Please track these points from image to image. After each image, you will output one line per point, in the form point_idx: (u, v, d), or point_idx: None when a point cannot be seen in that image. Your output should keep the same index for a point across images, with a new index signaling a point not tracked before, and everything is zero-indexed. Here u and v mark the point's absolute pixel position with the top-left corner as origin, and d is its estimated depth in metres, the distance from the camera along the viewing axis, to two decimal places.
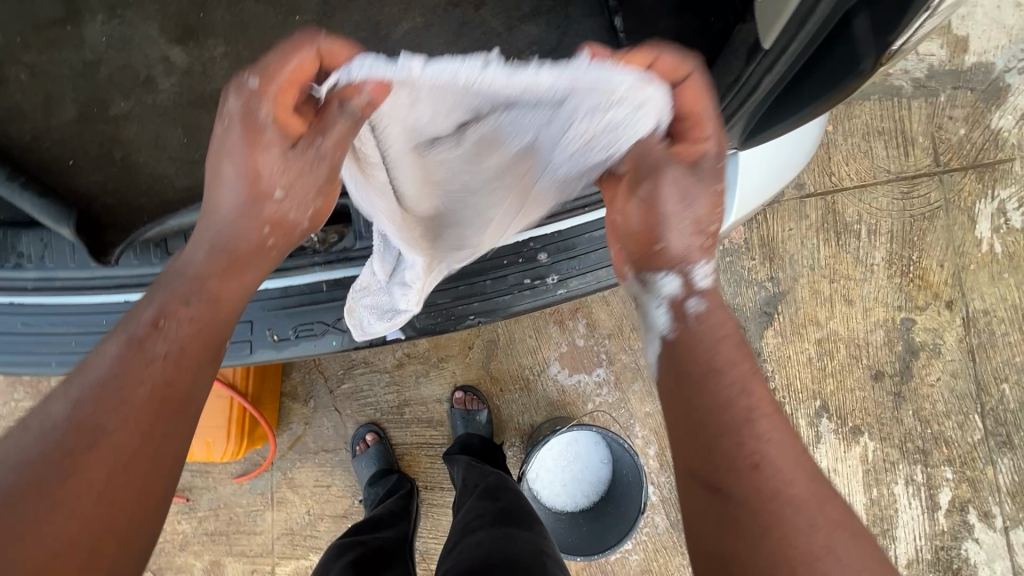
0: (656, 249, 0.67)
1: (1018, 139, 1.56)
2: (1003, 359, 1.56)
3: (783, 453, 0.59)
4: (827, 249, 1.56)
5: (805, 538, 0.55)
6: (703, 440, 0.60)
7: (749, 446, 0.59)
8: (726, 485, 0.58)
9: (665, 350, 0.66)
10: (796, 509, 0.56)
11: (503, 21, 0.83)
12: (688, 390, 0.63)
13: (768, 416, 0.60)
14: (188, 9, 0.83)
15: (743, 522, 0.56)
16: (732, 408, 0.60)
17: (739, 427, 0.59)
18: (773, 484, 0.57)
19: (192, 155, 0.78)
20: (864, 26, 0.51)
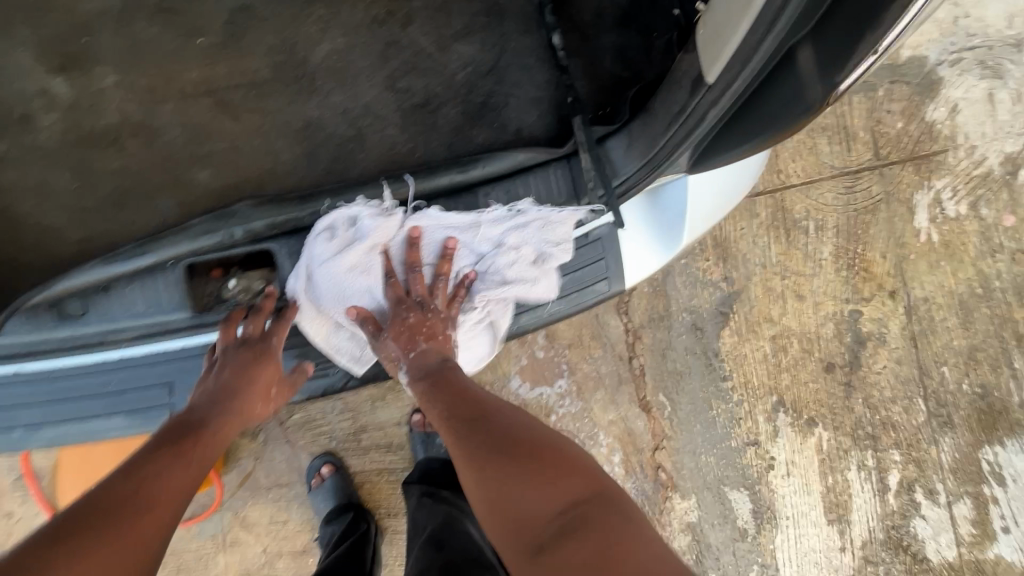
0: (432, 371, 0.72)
1: (953, 131, 1.59)
2: (943, 343, 1.58)
3: (552, 452, 0.64)
4: (777, 247, 1.57)
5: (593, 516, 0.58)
6: (498, 487, 0.62)
7: (528, 463, 0.62)
8: (542, 519, 0.58)
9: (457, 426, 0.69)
10: (579, 491, 0.60)
11: (433, 41, 0.77)
12: (482, 446, 0.65)
13: (540, 430, 0.68)
14: (71, 35, 0.75)
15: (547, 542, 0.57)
16: (509, 438, 0.65)
17: (515, 455, 0.64)
18: (488, 420, 0.68)
19: (82, 202, 0.69)
20: (809, 60, 0.47)
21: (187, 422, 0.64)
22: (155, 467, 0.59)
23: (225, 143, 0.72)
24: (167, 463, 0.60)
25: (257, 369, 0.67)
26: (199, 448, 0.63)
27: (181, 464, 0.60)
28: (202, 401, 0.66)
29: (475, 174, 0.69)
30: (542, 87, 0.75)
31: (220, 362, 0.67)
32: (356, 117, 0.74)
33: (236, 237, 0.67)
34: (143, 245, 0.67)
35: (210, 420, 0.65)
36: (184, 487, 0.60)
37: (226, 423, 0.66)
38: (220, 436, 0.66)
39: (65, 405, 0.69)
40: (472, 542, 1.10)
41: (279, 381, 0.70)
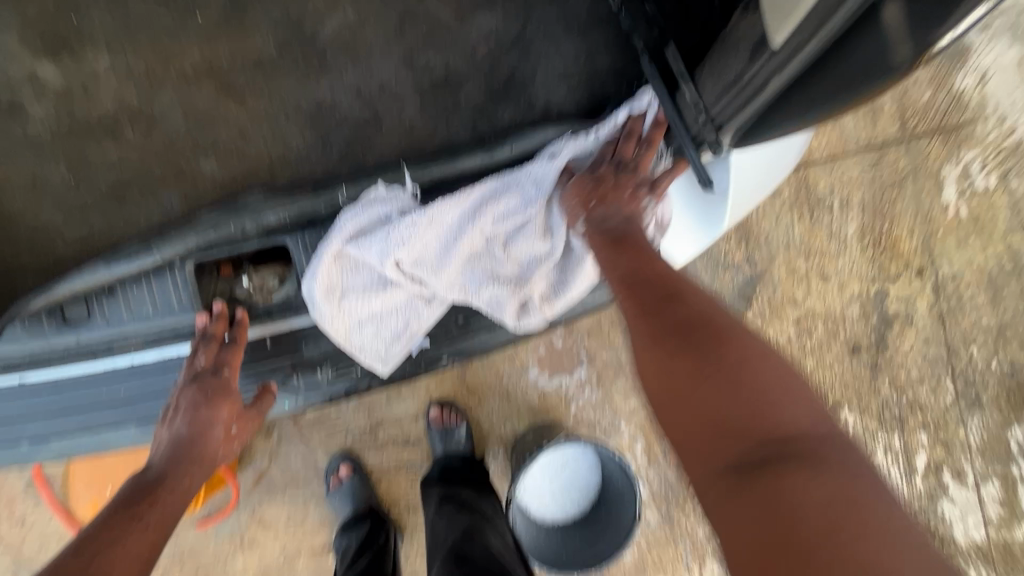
0: (612, 227, 0.64)
1: (982, 100, 1.31)
2: (972, 321, 1.32)
3: (763, 360, 0.54)
4: (802, 226, 1.32)
5: (811, 449, 0.48)
6: (682, 372, 0.54)
7: (731, 362, 0.53)
8: (727, 418, 0.50)
9: (627, 304, 0.61)
10: (794, 423, 0.49)
11: (452, 12, 0.71)
12: (662, 326, 0.58)
13: (736, 327, 0.57)
14: (58, 14, 0.69)
15: (749, 462, 0.48)
16: (697, 328, 0.56)
17: (709, 346, 0.55)
18: (671, 299, 0.59)
19: (81, 198, 0.64)
20: (897, 15, 0.41)
21: (142, 483, 0.62)
22: (113, 526, 0.57)
23: (232, 129, 0.66)
24: (121, 531, 0.57)
25: (205, 411, 0.64)
26: (159, 507, 0.61)
27: (140, 522, 0.58)
28: (158, 459, 0.63)
29: (505, 155, 0.64)
30: (571, 60, 0.69)
31: (174, 409, 0.65)
32: (371, 98, 0.68)
33: (247, 233, 0.62)
34: (143, 243, 0.61)
35: (167, 476, 0.62)
36: (142, 554, 0.57)
37: (184, 474, 0.64)
38: (182, 487, 0.63)
39: (71, 416, 0.65)
40: (494, 558, 1.08)
41: (239, 417, 0.68)
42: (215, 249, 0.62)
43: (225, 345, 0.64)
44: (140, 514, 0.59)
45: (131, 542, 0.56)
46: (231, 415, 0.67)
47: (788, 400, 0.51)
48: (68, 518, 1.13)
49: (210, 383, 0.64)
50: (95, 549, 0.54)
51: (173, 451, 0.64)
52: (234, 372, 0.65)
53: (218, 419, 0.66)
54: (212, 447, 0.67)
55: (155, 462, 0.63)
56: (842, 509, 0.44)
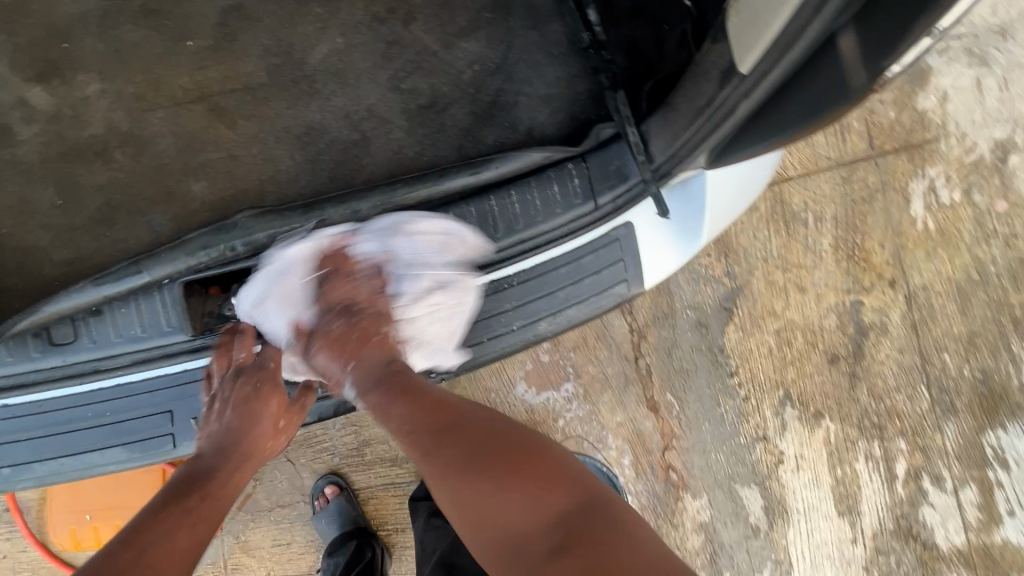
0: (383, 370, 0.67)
1: (943, 119, 1.37)
2: (944, 330, 1.36)
3: (539, 453, 0.61)
4: (778, 239, 1.37)
5: (594, 521, 0.55)
6: (483, 495, 0.58)
7: (521, 468, 0.59)
8: (524, 530, 0.55)
9: (423, 436, 0.62)
10: (575, 492, 0.58)
11: (438, 38, 0.73)
12: (459, 450, 0.60)
13: (518, 430, 0.64)
14: (50, 40, 0.70)
15: (545, 563, 0.53)
16: (488, 441, 0.61)
17: (500, 458, 0.59)
18: (456, 425, 0.62)
19: (70, 221, 0.65)
20: (851, 46, 0.44)
21: (194, 472, 0.62)
22: (168, 513, 0.56)
23: (222, 151, 0.68)
24: (176, 519, 0.56)
25: (254, 404, 0.65)
26: (211, 499, 0.61)
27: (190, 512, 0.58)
28: (209, 450, 0.64)
29: (489, 173, 0.66)
30: (552, 84, 0.72)
31: (220, 400, 0.64)
32: (360, 121, 0.70)
33: (237, 251, 0.63)
34: (133, 264, 0.62)
35: (219, 468, 0.63)
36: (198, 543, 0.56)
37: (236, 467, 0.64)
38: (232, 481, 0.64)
39: (55, 438, 0.64)
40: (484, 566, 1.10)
41: (284, 411, 0.69)
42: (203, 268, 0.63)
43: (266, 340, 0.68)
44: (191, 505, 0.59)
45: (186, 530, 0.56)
46: (275, 411, 0.68)
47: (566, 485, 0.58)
48: (44, 547, 1.09)
49: (257, 374, 0.65)
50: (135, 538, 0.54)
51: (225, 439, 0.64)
52: (278, 365, 0.68)
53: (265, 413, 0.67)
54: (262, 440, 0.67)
55: (210, 449, 0.64)
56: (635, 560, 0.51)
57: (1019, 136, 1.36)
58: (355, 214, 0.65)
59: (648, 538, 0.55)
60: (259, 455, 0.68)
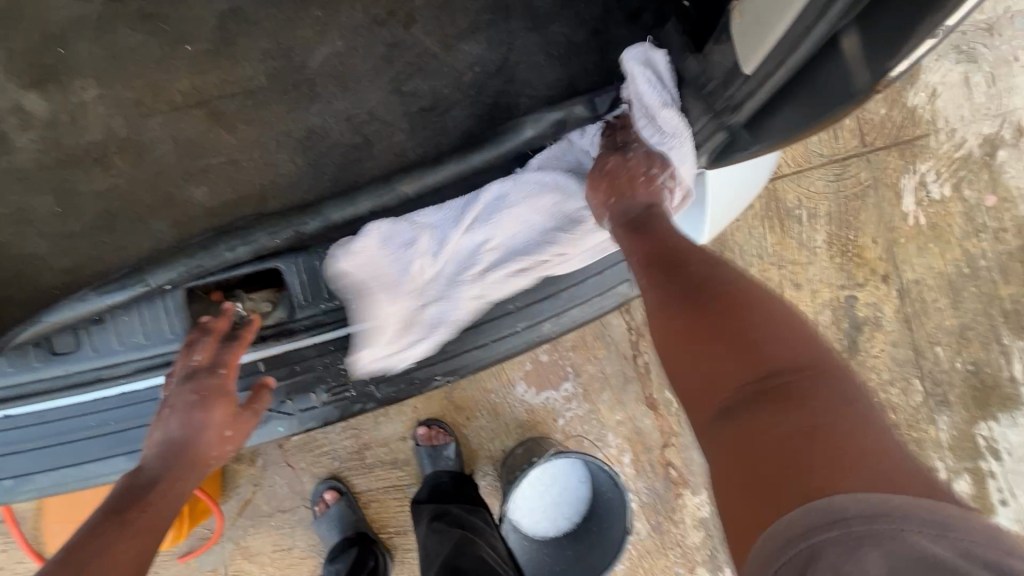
0: (632, 212, 0.64)
1: (933, 115, 1.38)
2: (935, 324, 1.38)
3: (765, 313, 0.53)
4: (773, 237, 1.38)
5: (803, 384, 0.47)
6: (680, 339, 0.55)
7: (731, 318, 0.53)
8: (724, 376, 0.50)
9: (643, 272, 0.60)
10: (796, 354, 0.49)
11: (437, 41, 0.73)
12: (665, 288, 0.58)
13: (746, 286, 0.56)
14: (44, 46, 0.69)
15: (737, 409, 0.49)
16: (699, 289, 0.56)
17: (711, 304, 0.54)
18: (678, 260, 0.59)
19: (69, 228, 0.64)
20: (855, 48, 0.45)
21: (139, 479, 0.58)
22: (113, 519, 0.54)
23: (222, 156, 0.67)
24: (114, 537, 0.52)
25: (199, 414, 0.60)
26: (152, 512, 0.56)
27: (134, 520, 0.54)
28: (151, 459, 0.59)
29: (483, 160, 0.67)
30: (553, 85, 0.72)
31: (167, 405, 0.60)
32: (361, 124, 0.70)
33: (239, 255, 0.63)
34: (135, 270, 0.62)
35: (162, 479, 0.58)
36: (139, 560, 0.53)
37: (178, 475, 0.59)
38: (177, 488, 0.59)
39: (57, 450, 0.63)
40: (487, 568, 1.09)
41: (232, 420, 0.62)
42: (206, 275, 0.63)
43: (223, 342, 0.62)
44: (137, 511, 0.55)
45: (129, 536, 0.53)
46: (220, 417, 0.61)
47: (795, 345, 0.50)
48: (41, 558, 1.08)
49: (206, 382, 0.60)
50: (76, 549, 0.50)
51: (167, 446, 0.59)
52: (229, 373, 0.61)
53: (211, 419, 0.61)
54: (208, 445, 0.61)
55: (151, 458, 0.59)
56: (835, 441, 0.43)
57: (1006, 131, 1.39)
58: (356, 211, 0.65)
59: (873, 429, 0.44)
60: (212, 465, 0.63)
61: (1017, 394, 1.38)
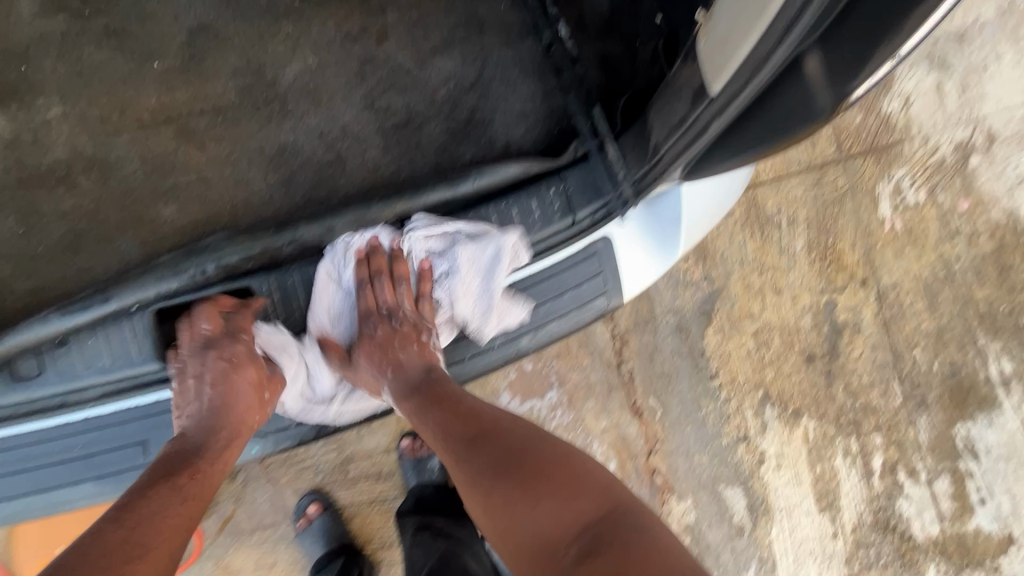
0: (418, 383, 0.67)
1: (907, 123, 1.41)
2: (914, 327, 1.40)
3: (568, 470, 0.59)
4: (753, 243, 1.39)
5: (613, 534, 0.53)
6: (506, 512, 0.57)
7: (543, 484, 0.57)
8: (552, 537, 0.54)
9: (455, 450, 0.63)
10: (597, 507, 0.56)
11: (411, 56, 0.73)
12: (479, 470, 0.60)
13: (543, 444, 0.62)
14: (9, 64, 0.68)
15: (571, 573, 0.51)
16: (512, 460, 0.60)
17: (523, 475, 0.58)
18: (490, 432, 0.63)
19: (33, 248, 0.63)
20: (817, 69, 0.45)
21: (181, 449, 0.58)
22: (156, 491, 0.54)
23: (192, 174, 0.66)
24: (164, 499, 0.54)
25: (231, 377, 0.61)
26: (200, 480, 0.58)
27: (176, 494, 0.55)
28: (193, 425, 0.60)
29: (468, 190, 0.66)
30: (527, 101, 0.72)
31: (196, 374, 0.60)
32: (334, 140, 0.69)
33: (208, 274, 0.62)
34: (101, 291, 0.61)
35: (207, 447, 0.59)
36: (187, 525, 0.54)
37: (223, 444, 0.61)
38: (221, 460, 0.61)
39: (21, 476, 0.62)
40: None
41: (267, 382, 0.64)
42: (175, 295, 0.62)
43: (236, 307, 0.61)
44: (172, 487, 0.55)
45: (166, 507, 0.53)
46: (249, 380, 0.62)
47: (591, 494, 0.57)
48: None
49: (232, 347, 0.60)
50: (121, 521, 0.51)
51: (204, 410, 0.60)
52: (253, 336, 0.61)
53: (245, 383, 0.62)
54: (249, 406, 0.63)
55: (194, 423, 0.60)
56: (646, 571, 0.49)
57: (977, 138, 1.41)
58: (330, 234, 0.64)
59: (672, 547, 0.53)
60: (252, 427, 0.64)
61: (994, 395, 1.39)
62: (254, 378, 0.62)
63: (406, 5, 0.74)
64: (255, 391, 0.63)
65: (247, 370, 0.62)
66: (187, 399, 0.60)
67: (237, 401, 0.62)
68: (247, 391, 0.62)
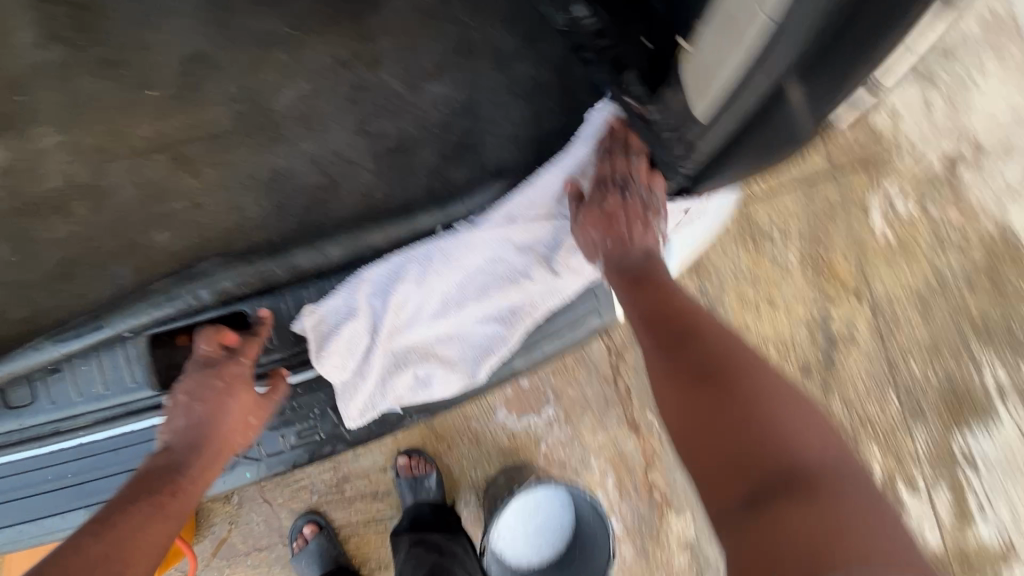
0: (634, 268, 0.66)
1: (895, 135, 1.42)
2: (907, 337, 1.40)
3: (775, 395, 0.54)
4: (747, 256, 1.39)
5: (824, 482, 0.48)
6: (690, 412, 0.56)
7: (738, 399, 0.53)
8: (745, 451, 0.51)
9: (649, 341, 0.62)
10: (801, 452, 0.50)
11: (403, 81, 0.74)
12: (675, 364, 0.59)
13: (752, 365, 0.57)
14: (5, 94, 0.69)
15: (753, 495, 0.49)
16: (710, 369, 0.57)
17: (722, 384, 0.55)
18: (692, 334, 0.61)
19: (27, 276, 0.64)
20: (797, 96, 0.46)
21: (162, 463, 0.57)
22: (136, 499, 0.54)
23: (187, 200, 0.67)
24: (140, 514, 0.53)
25: (225, 399, 0.59)
26: (179, 499, 0.56)
27: (152, 509, 0.54)
28: (177, 441, 0.58)
29: (460, 214, 0.67)
30: (518, 123, 0.73)
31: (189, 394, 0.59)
32: (327, 164, 0.70)
33: (202, 299, 0.62)
34: (98, 318, 0.61)
35: (190, 464, 0.58)
36: (159, 546, 0.53)
37: (205, 464, 0.59)
38: (202, 479, 0.59)
39: (13, 504, 0.62)
40: None
41: (254, 407, 0.62)
42: (169, 320, 0.62)
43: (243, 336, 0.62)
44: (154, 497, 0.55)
45: (145, 519, 0.53)
46: (240, 399, 0.60)
47: (802, 428, 0.51)
48: None
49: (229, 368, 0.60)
50: (93, 538, 0.50)
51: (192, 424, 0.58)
52: (250, 358, 0.61)
53: (237, 404, 0.60)
54: (237, 426, 0.61)
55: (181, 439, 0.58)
56: (838, 528, 0.44)
57: (965, 149, 1.43)
58: (321, 258, 0.65)
59: (881, 524, 0.45)
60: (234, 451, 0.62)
61: (990, 404, 1.40)
62: (250, 399, 0.61)
63: (397, 31, 0.76)
64: (244, 414, 0.61)
65: (242, 390, 0.60)
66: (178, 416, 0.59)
67: (225, 421, 0.59)
68: (237, 411, 0.60)
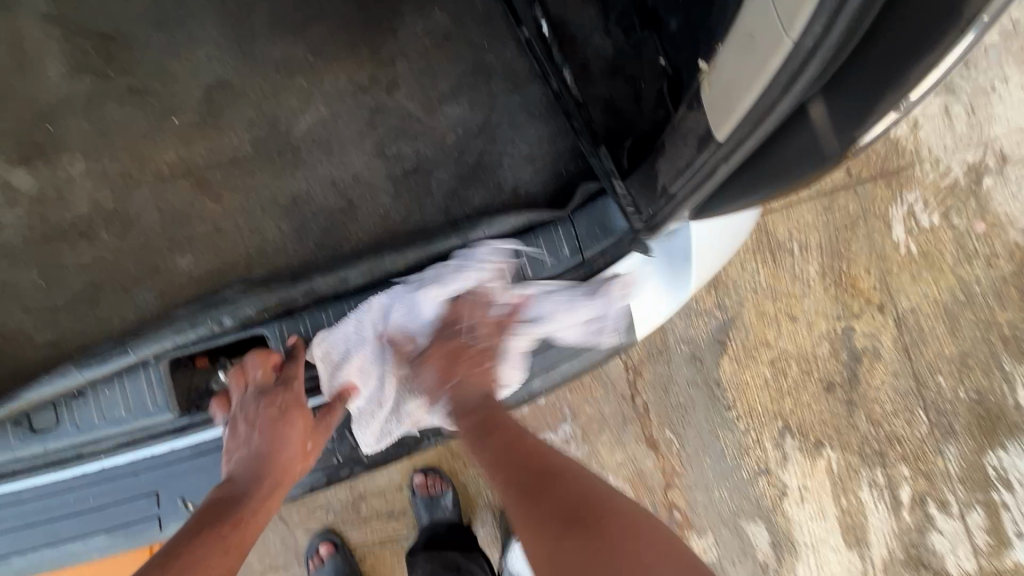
0: (474, 407, 0.68)
1: (916, 146, 1.39)
2: (935, 352, 1.36)
3: (643, 546, 0.53)
4: (766, 270, 1.36)
5: None
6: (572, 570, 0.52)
7: (611, 551, 0.52)
8: None
9: (512, 491, 0.61)
10: None
11: (420, 105, 0.75)
12: (538, 517, 0.57)
13: (608, 498, 0.58)
14: (36, 123, 0.71)
15: None
16: (576, 514, 0.56)
17: (589, 528, 0.55)
18: (552, 480, 0.60)
19: (53, 301, 0.65)
20: (823, 115, 0.45)
21: (226, 494, 0.58)
22: (200, 534, 0.54)
23: (208, 225, 0.68)
24: (204, 544, 0.53)
25: (281, 425, 0.61)
26: (240, 530, 0.56)
27: (214, 540, 0.54)
28: (242, 470, 0.60)
29: (478, 236, 0.67)
30: (534, 144, 0.73)
31: (246, 421, 0.61)
32: (345, 188, 0.70)
33: (224, 324, 0.62)
34: (123, 343, 0.62)
35: (252, 493, 0.59)
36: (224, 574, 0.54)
37: (269, 494, 0.60)
38: (265, 509, 0.60)
39: (37, 528, 0.62)
40: None
41: (311, 432, 0.63)
42: (191, 345, 0.62)
43: (286, 358, 0.62)
44: (219, 530, 0.55)
45: (207, 554, 0.53)
46: (296, 426, 0.61)
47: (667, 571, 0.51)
48: None
49: (279, 394, 0.60)
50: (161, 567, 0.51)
51: (257, 452, 0.60)
52: (298, 384, 0.61)
53: (295, 431, 0.61)
54: (298, 452, 0.62)
55: (247, 465, 0.60)
56: None
57: (990, 159, 1.39)
58: (342, 282, 0.65)
59: None
60: (294, 479, 0.63)
61: None
62: (303, 423, 0.62)
63: (413, 55, 0.77)
64: (302, 441, 0.62)
65: (297, 417, 0.62)
66: (239, 445, 0.61)
67: (286, 449, 0.61)
68: (298, 436, 0.62)
